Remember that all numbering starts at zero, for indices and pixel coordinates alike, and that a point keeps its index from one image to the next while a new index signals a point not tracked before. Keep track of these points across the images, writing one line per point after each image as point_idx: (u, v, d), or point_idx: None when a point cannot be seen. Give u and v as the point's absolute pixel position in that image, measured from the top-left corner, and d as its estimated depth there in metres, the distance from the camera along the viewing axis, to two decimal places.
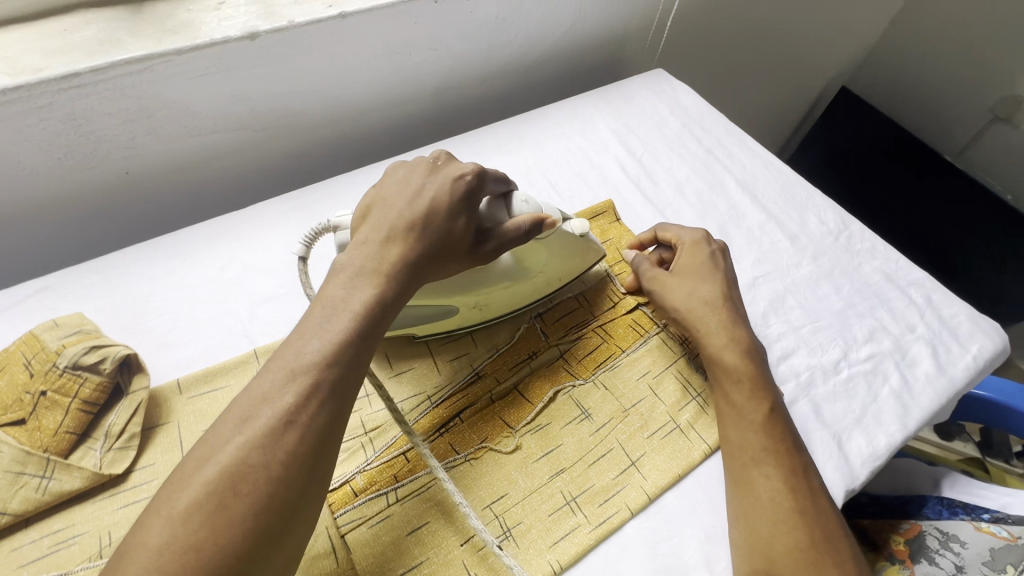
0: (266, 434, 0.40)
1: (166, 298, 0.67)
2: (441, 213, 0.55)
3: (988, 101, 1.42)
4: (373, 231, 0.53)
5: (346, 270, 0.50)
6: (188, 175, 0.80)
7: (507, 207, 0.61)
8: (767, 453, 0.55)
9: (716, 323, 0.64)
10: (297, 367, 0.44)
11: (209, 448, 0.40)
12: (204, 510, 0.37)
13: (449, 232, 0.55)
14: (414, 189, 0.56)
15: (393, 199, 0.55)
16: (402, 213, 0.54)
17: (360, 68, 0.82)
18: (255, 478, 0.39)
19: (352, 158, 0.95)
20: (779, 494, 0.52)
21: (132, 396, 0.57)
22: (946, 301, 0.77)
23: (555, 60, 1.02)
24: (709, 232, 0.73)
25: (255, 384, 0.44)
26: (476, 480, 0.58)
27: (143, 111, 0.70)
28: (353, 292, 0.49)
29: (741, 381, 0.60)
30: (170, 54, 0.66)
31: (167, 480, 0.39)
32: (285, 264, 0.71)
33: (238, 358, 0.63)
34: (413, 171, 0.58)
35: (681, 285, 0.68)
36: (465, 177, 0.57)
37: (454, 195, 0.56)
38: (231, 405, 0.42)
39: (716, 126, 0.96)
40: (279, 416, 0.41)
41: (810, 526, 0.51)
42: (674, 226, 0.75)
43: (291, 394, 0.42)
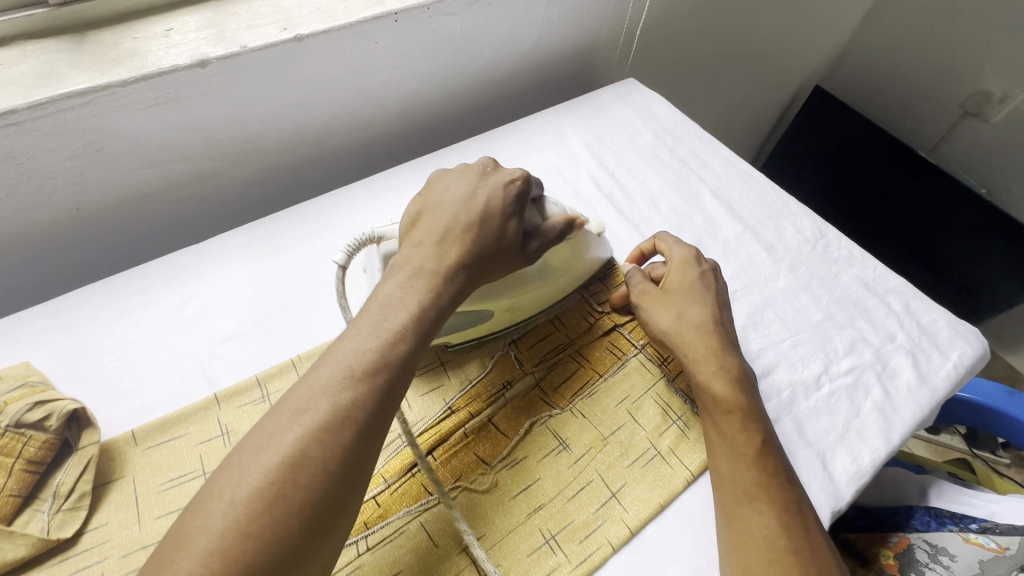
0: (321, 427, 0.42)
1: (119, 342, 0.64)
2: (495, 216, 0.57)
3: (959, 97, 1.43)
4: (429, 235, 0.55)
5: (404, 271, 0.52)
6: (143, 208, 0.77)
7: (543, 210, 0.63)
8: (758, 488, 0.54)
9: (705, 348, 0.62)
10: (355, 364, 0.45)
11: (266, 436, 0.42)
12: (263, 497, 0.39)
13: (502, 234, 0.57)
14: (466, 194, 0.57)
15: (445, 204, 0.57)
16: (457, 217, 0.56)
17: (321, 91, 0.79)
18: (315, 467, 0.41)
19: (318, 182, 0.92)
20: (771, 532, 0.51)
21: (81, 452, 0.54)
22: (924, 307, 0.76)
23: (524, 74, 1.00)
24: (701, 250, 0.70)
25: (312, 375, 0.45)
26: (451, 522, 0.55)
27: (90, 146, 0.66)
28: (409, 291, 0.51)
29: (731, 412, 0.58)
30: (115, 86, 0.63)
31: (226, 463, 0.41)
32: (248, 299, 0.68)
33: (198, 404, 0.60)
34: (461, 177, 0.59)
35: (670, 307, 0.66)
36: (514, 181, 0.59)
37: (505, 198, 0.58)
38: (290, 394, 0.44)
39: (689, 135, 0.95)
40: (336, 410, 0.43)
41: (804, 566, 0.50)
42: (673, 237, 0.72)
43: (348, 391, 0.44)
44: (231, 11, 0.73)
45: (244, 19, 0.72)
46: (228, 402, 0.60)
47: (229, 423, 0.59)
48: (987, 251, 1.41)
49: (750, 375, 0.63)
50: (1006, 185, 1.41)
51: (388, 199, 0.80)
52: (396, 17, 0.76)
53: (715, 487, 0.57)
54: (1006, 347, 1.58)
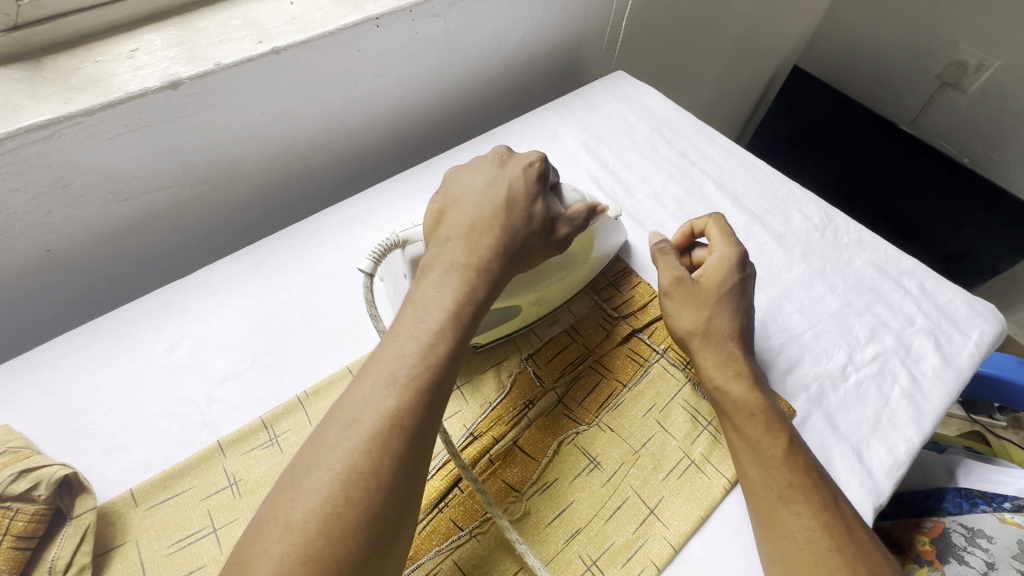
0: (372, 440, 0.38)
1: (108, 393, 0.59)
2: (520, 201, 0.54)
3: (936, 69, 1.44)
4: (456, 228, 0.52)
5: (435, 270, 0.49)
6: (120, 244, 0.72)
7: (563, 198, 0.60)
8: (795, 488, 0.51)
9: (725, 351, 0.60)
10: (399, 371, 0.42)
11: (315, 453, 0.38)
12: (319, 519, 0.35)
13: (530, 219, 0.54)
14: (486, 181, 0.55)
15: (466, 196, 0.54)
16: (480, 207, 0.53)
17: (303, 105, 0.74)
18: (367, 484, 0.37)
19: (306, 202, 0.87)
20: (814, 532, 0.48)
21: (77, 522, 0.49)
22: (939, 287, 0.75)
23: (511, 73, 0.96)
24: (745, 252, 0.66)
25: (354, 387, 0.42)
26: (487, 559, 0.52)
27: (57, 182, 0.61)
28: (444, 289, 0.47)
29: (754, 413, 0.56)
30: (80, 115, 0.57)
31: (277, 485, 0.37)
32: (244, 334, 0.64)
33: (199, 454, 0.55)
34: (479, 165, 0.57)
35: (695, 307, 0.63)
36: (533, 165, 0.56)
37: (526, 182, 0.55)
38: (335, 408, 0.41)
39: (685, 126, 0.92)
40: (384, 420, 0.39)
41: (854, 564, 0.47)
42: (719, 226, 0.67)
43: (394, 398, 0.40)
44: (200, 26, 0.68)
45: (215, 33, 0.67)
46: (233, 449, 0.56)
47: (236, 472, 0.54)
48: (971, 219, 1.42)
49: (763, 377, 0.61)
50: (988, 152, 1.42)
51: (384, 214, 0.75)
52: (378, 22, 0.71)
53: (746, 494, 0.54)
54: None
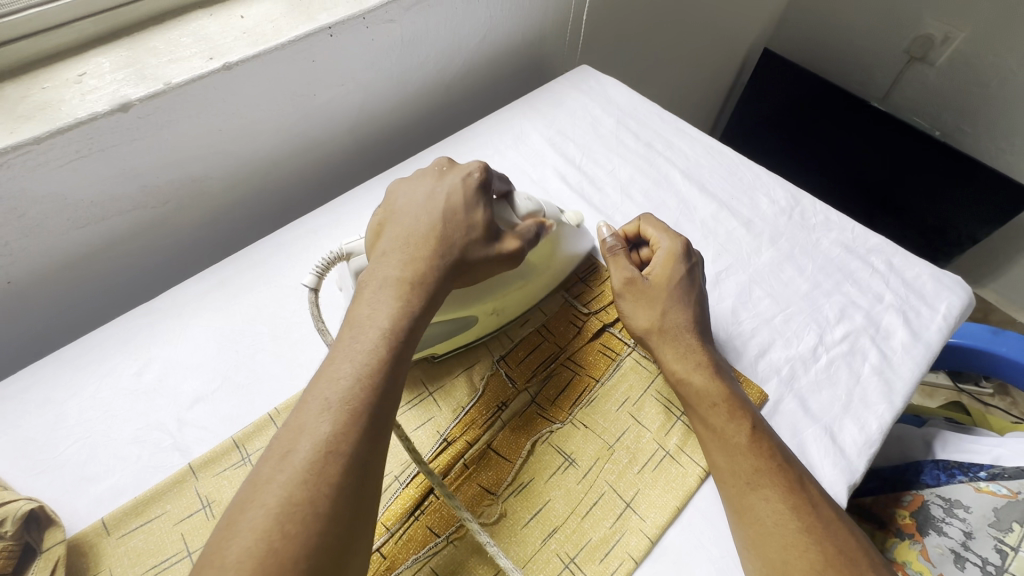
0: (307, 469, 0.38)
1: (76, 423, 0.58)
2: (457, 212, 0.55)
3: (902, 44, 1.45)
4: (391, 243, 0.53)
5: (371, 285, 0.49)
6: (84, 271, 0.71)
7: (513, 206, 0.60)
8: (760, 474, 0.51)
9: (684, 343, 0.61)
10: (336, 396, 0.42)
11: (252, 489, 0.38)
12: (254, 558, 0.35)
13: (469, 228, 0.54)
14: (426, 194, 0.56)
15: (406, 210, 0.55)
16: (419, 221, 0.54)
17: (262, 119, 0.74)
18: (303, 516, 0.37)
19: (274, 216, 0.87)
20: (782, 516, 0.49)
21: (47, 554, 0.49)
22: (907, 263, 0.76)
23: (474, 74, 0.96)
24: (691, 242, 0.67)
25: (293, 418, 0.42)
26: (463, 565, 0.52)
27: (11, 212, 0.60)
28: (379, 306, 0.47)
29: (716, 403, 0.56)
30: (28, 144, 0.57)
31: (215, 529, 0.37)
32: (213, 355, 0.64)
33: (171, 479, 0.55)
34: (419, 179, 0.58)
35: (650, 303, 0.63)
36: (473, 174, 0.57)
37: (465, 192, 0.56)
38: (272, 442, 0.41)
39: (651, 117, 0.92)
40: (318, 448, 0.39)
41: (823, 544, 0.47)
42: (658, 223, 0.69)
43: (328, 423, 0.40)
44: (149, 45, 0.67)
45: (165, 52, 0.66)
46: (205, 471, 0.55)
47: (210, 494, 0.54)
48: (946, 193, 1.43)
49: (725, 364, 0.62)
50: (958, 124, 1.43)
51: (350, 223, 0.75)
52: (331, 31, 0.71)
53: (718, 483, 0.54)
54: (978, 282, 1.62)
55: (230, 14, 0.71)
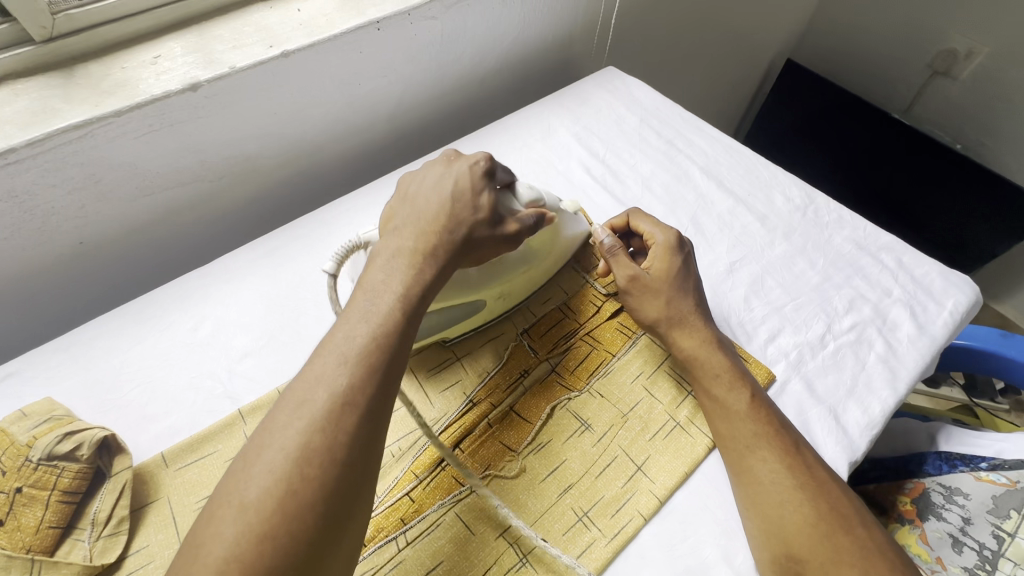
0: (323, 417, 0.41)
1: (138, 369, 0.64)
2: (466, 195, 0.57)
3: (926, 57, 1.47)
4: (405, 220, 0.55)
5: (383, 255, 0.52)
6: (145, 236, 0.78)
7: (516, 194, 0.64)
8: (759, 437, 0.56)
9: (689, 325, 0.65)
10: (350, 352, 0.44)
11: (269, 434, 0.41)
12: (273, 496, 0.38)
13: (476, 211, 0.57)
14: (436, 178, 0.58)
15: (418, 192, 0.57)
16: (430, 203, 0.56)
17: (312, 104, 0.80)
18: (319, 461, 0.40)
19: (315, 196, 0.93)
20: (778, 474, 0.53)
21: (115, 478, 0.55)
22: (916, 261, 0.79)
23: (505, 72, 1.02)
24: (682, 234, 0.71)
25: (305, 369, 0.44)
26: (486, 510, 0.57)
27: (89, 178, 0.67)
28: (393, 272, 0.50)
29: (719, 374, 0.61)
30: (109, 116, 0.63)
31: (231, 466, 0.40)
32: (260, 316, 0.69)
33: (222, 421, 0.60)
34: (429, 166, 0.60)
35: (652, 291, 0.67)
36: (479, 162, 0.59)
37: (472, 178, 0.58)
38: (287, 390, 0.43)
39: (673, 117, 0.96)
40: (333, 399, 0.42)
41: (815, 501, 0.51)
42: (648, 219, 0.73)
43: (345, 375, 0.43)
44: (215, 33, 0.73)
45: (229, 39, 0.73)
46: (252, 416, 0.61)
47: None
48: (965, 206, 1.45)
49: (728, 340, 0.66)
50: (980, 139, 1.44)
51: None
52: (378, 26, 0.77)
53: (721, 449, 0.58)
54: (996, 296, 1.62)
55: (288, 7, 0.78)
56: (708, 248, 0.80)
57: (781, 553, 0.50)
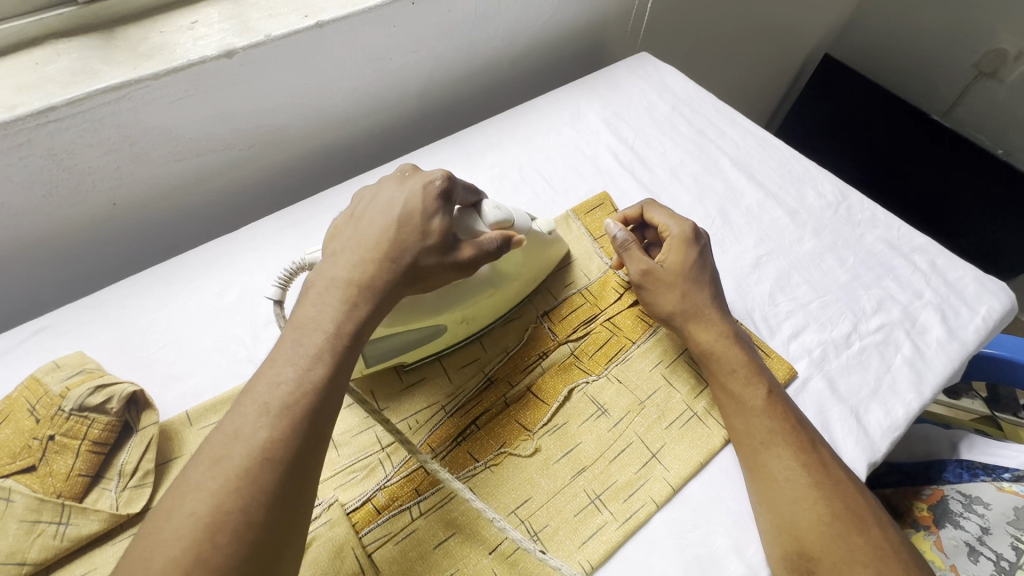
0: (239, 476, 0.39)
1: (166, 329, 0.66)
2: (413, 219, 0.54)
3: (972, 56, 1.40)
4: (349, 247, 0.53)
5: (318, 285, 0.50)
6: (176, 201, 0.79)
7: (480, 214, 0.60)
8: (774, 434, 0.56)
9: (705, 317, 0.64)
10: (273, 400, 0.43)
11: (183, 493, 0.39)
12: (181, 566, 0.35)
13: (424, 235, 0.54)
14: (387, 198, 0.56)
15: (367, 212, 0.55)
16: (375, 227, 0.53)
17: (342, 77, 0.80)
18: (233, 526, 0.37)
19: (341, 170, 0.94)
20: (793, 471, 0.53)
21: (142, 432, 0.56)
22: (950, 265, 0.76)
23: (535, 54, 1.00)
24: (697, 225, 0.70)
25: (227, 418, 0.42)
26: (500, 486, 0.57)
27: (125, 140, 0.68)
28: (325, 308, 0.48)
29: (736, 369, 0.60)
30: (147, 79, 0.64)
31: (139, 531, 0.37)
32: (284, 285, 0.70)
33: (245, 384, 0.62)
34: (383, 183, 0.58)
35: (669, 285, 0.66)
36: (435, 181, 0.56)
37: (425, 198, 0.55)
38: (205, 441, 0.41)
39: (706, 106, 0.94)
40: (251, 455, 0.40)
41: (829, 499, 0.51)
42: (662, 210, 0.72)
43: (265, 428, 0.41)
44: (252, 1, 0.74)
45: (265, 8, 0.72)
46: None
47: None
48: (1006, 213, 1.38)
49: (746, 334, 0.65)
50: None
51: None
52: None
53: (735, 444, 0.58)
54: None
55: None
56: (735, 240, 0.79)
57: (792, 550, 0.50)
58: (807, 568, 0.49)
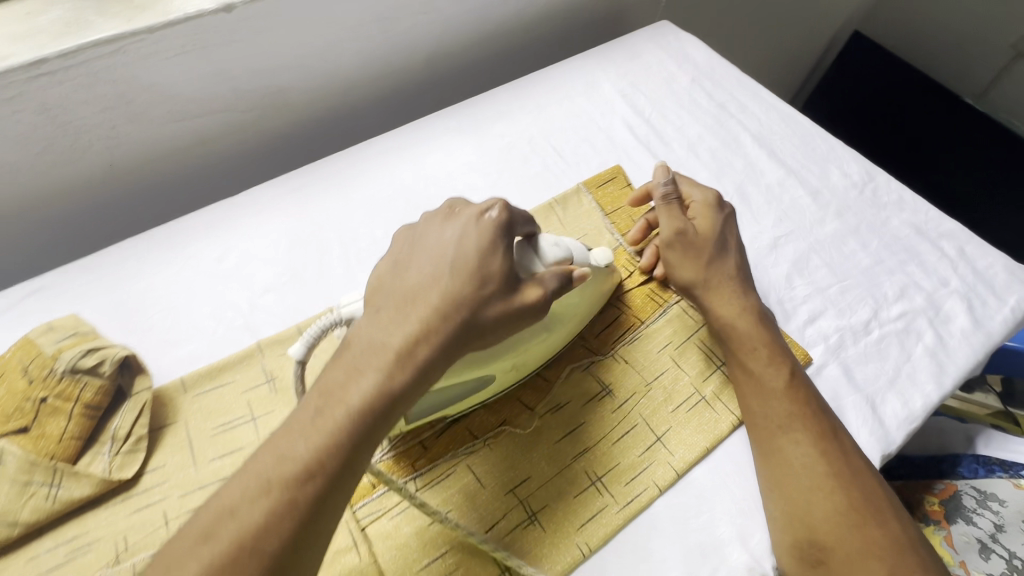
0: (221, 563, 0.33)
1: (161, 294, 0.64)
2: (472, 262, 0.42)
3: (1011, 36, 1.31)
4: (388, 299, 0.42)
5: (355, 348, 0.40)
6: (175, 163, 0.77)
7: (537, 251, 0.49)
8: (793, 418, 0.53)
9: (730, 291, 0.61)
10: (274, 477, 0.36)
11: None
12: None
13: (484, 279, 0.42)
14: (433, 239, 0.44)
15: (412, 258, 0.43)
16: (423, 275, 0.42)
17: (346, 37, 0.76)
18: None
19: (344, 138, 0.91)
20: (810, 458, 0.51)
21: (135, 397, 0.55)
22: (980, 252, 0.72)
23: (550, 19, 0.96)
24: (722, 195, 0.67)
25: (225, 488, 0.36)
26: (498, 463, 0.56)
27: (120, 96, 0.65)
28: (356, 379, 0.38)
29: (757, 348, 0.58)
30: (142, 33, 0.61)
31: None
32: (283, 252, 0.68)
33: (241, 352, 0.60)
34: (427, 221, 0.46)
35: (699, 251, 0.63)
36: (490, 211, 0.45)
37: (482, 236, 0.43)
38: (193, 518, 0.36)
39: (728, 78, 0.89)
40: (241, 538, 0.34)
41: (848, 489, 0.49)
42: (691, 180, 0.67)
43: (261, 510, 0.35)
44: None
45: None
46: (271, 349, 0.61)
47: (273, 370, 0.60)
48: None
49: (771, 315, 0.62)
50: None
51: (420, 148, 0.78)
52: None
53: (749, 428, 0.56)
54: None
55: None
56: (752, 220, 0.75)
57: (803, 538, 0.48)
58: (818, 557, 0.48)
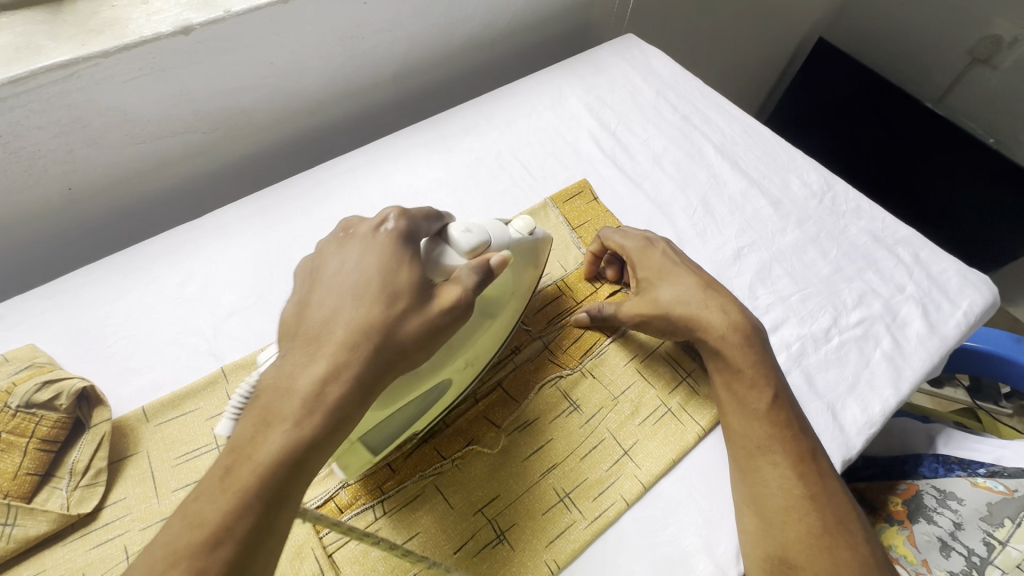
0: None
1: (123, 321, 0.63)
2: (375, 283, 0.42)
3: (967, 42, 1.35)
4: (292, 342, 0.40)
5: (262, 398, 0.38)
6: (137, 184, 0.76)
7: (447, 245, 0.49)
8: (772, 440, 0.54)
9: (712, 311, 0.61)
10: (180, 544, 0.32)
11: None
12: None
13: (391, 297, 0.42)
14: (330, 268, 0.44)
15: (314, 292, 0.43)
16: (327, 307, 0.41)
17: (311, 56, 0.76)
18: None
19: (312, 155, 0.91)
20: (786, 480, 0.52)
21: (93, 429, 0.54)
22: (934, 258, 0.75)
23: (517, 35, 0.97)
24: (650, 232, 0.69)
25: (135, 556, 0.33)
26: (467, 481, 0.56)
27: (77, 121, 0.64)
28: (260, 429, 0.36)
29: (742, 371, 0.58)
30: (97, 57, 0.60)
31: None
32: (248, 274, 0.68)
33: (205, 379, 0.60)
34: (321, 251, 0.45)
35: (644, 295, 0.63)
36: (388, 229, 0.46)
37: (382, 255, 0.44)
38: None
39: (693, 90, 0.91)
40: None
41: (821, 511, 0.51)
42: (615, 231, 0.69)
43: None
44: None
45: None
46: (235, 374, 0.61)
47: None
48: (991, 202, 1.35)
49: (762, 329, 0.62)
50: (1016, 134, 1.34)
51: (388, 166, 0.78)
52: None
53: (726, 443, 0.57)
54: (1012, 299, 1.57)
55: None
56: (717, 231, 0.76)
57: (773, 555, 0.49)
58: None
